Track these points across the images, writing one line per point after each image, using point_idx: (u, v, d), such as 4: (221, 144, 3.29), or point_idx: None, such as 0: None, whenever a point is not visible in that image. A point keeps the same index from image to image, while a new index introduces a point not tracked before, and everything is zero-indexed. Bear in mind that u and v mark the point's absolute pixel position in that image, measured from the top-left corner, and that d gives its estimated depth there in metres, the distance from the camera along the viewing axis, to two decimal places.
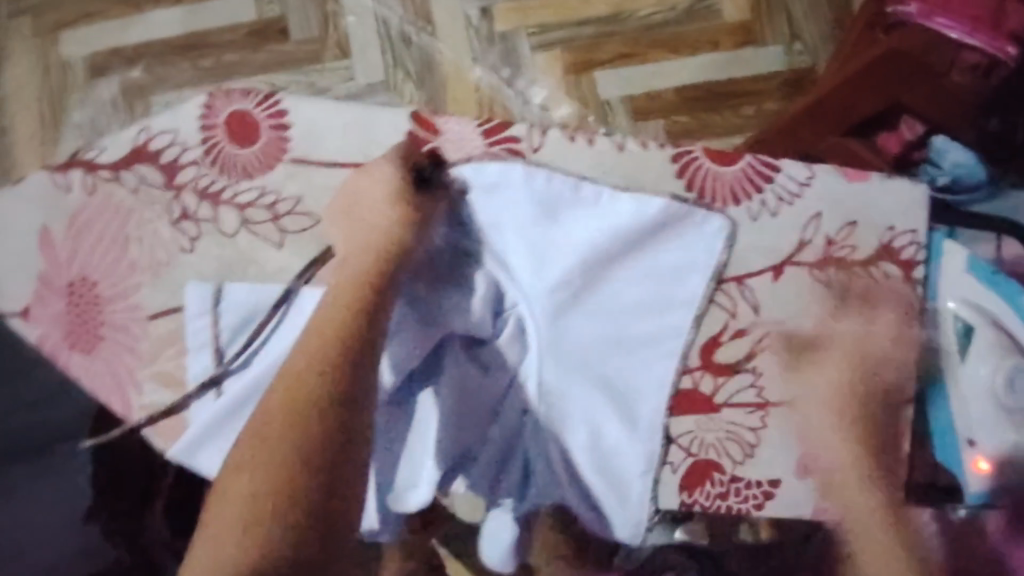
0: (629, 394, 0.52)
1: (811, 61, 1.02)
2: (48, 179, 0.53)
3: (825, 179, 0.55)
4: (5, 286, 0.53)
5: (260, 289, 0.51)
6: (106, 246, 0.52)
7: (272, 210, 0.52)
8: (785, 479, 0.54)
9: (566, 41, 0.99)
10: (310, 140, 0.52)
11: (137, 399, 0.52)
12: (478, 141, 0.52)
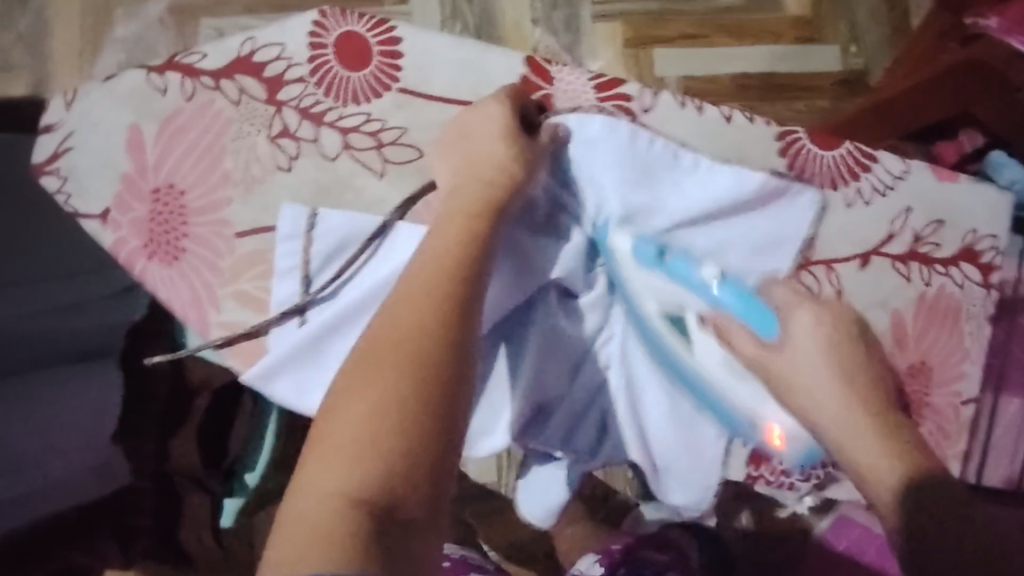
0: (707, 368, 0.52)
1: (867, 65, 1.02)
2: (143, 78, 0.51)
3: (919, 175, 0.55)
4: (88, 184, 0.51)
5: (356, 219, 0.49)
6: (197, 155, 0.50)
7: (376, 138, 0.51)
8: (848, 463, 0.55)
9: (629, 14, 1.02)
10: (421, 72, 0.51)
11: (214, 316, 0.50)
12: (590, 94, 0.52)
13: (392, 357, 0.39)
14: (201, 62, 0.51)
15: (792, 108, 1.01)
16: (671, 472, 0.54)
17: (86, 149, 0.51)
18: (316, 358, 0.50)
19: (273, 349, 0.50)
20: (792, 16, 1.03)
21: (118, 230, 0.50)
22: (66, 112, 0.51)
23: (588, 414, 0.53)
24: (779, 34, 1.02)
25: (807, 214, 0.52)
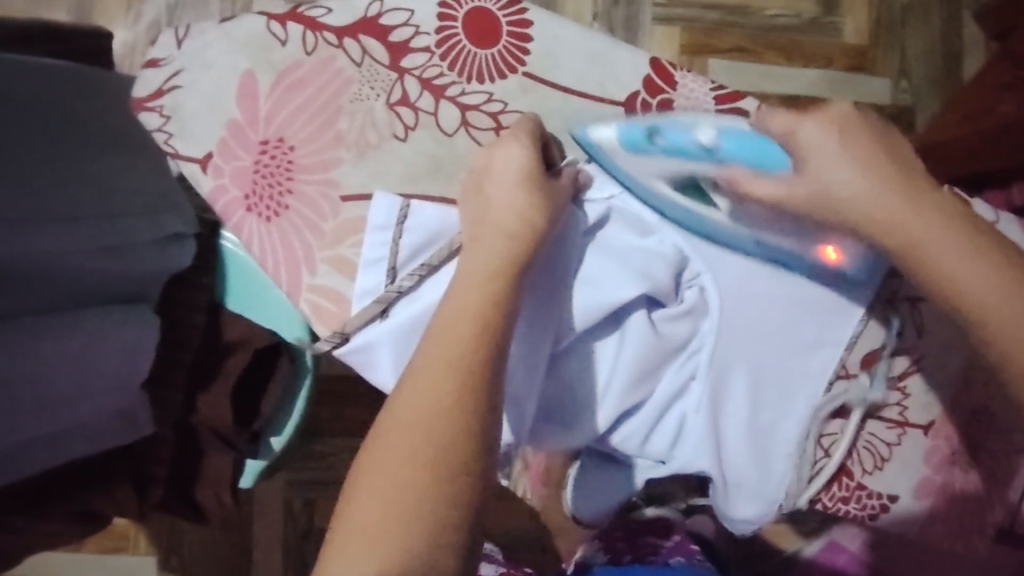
0: (784, 389, 0.51)
1: (913, 102, 1.04)
2: (263, 25, 0.49)
3: (1006, 227, 0.57)
4: (193, 127, 0.49)
5: (451, 214, 0.48)
6: (311, 112, 0.49)
7: (495, 120, 0.50)
8: (903, 497, 0.55)
9: (688, 22, 1.02)
10: (548, 59, 0.50)
11: (307, 279, 0.49)
12: (709, 104, 0.52)
13: (452, 364, 0.40)
14: (326, 17, 0.50)
15: None
16: (743, 491, 0.53)
17: (194, 89, 0.49)
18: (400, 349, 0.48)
19: (355, 336, 0.48)
20: (847, 43, 1.04)
21: (218, 176, 0.49)
22: (177, 49, 0.49)
23: (661, 427, 0.52)
24: (832, 60, 1.03)
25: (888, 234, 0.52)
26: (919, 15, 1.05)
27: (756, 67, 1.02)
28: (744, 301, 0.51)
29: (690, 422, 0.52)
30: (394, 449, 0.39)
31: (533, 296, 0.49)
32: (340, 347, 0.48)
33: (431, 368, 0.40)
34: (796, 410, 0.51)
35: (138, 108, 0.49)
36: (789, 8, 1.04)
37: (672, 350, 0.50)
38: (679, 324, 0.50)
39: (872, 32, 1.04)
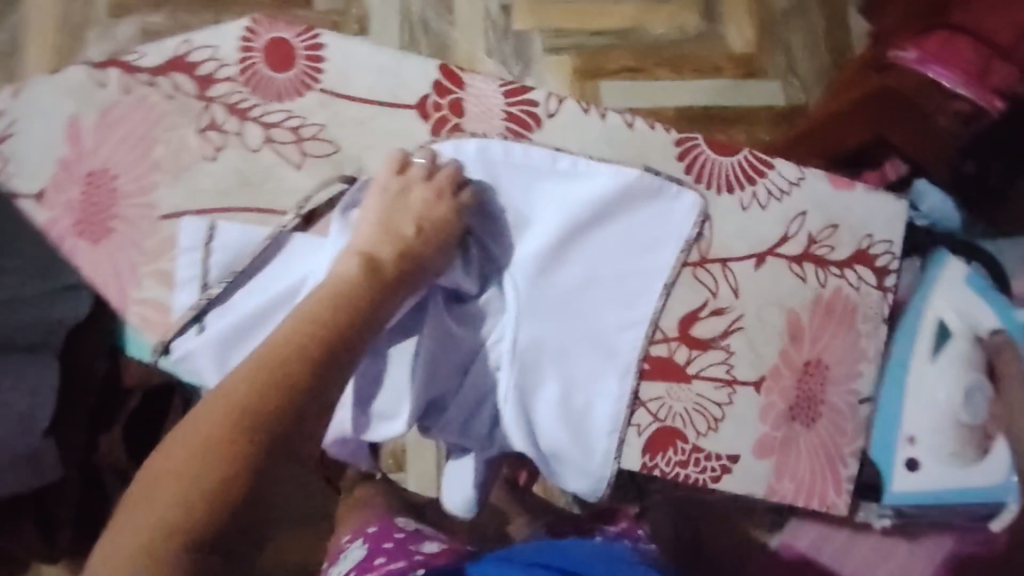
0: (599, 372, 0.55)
1: (806, 98, 1.07)
2: (85, 73, 0.53)
3: (813, 182, 0.59)
4: (26, 167, 0.53)
5: (250, 231, 0.53)
6: (130, 144, 0.53)
7: (296, 133, 0.54)
8: (743, 457, 0.57)
9: (579, 47, 1.06)
10: (342, 75, 0.55)
11: (135, 293, 0.53)
12: (500, 99, 0.56)
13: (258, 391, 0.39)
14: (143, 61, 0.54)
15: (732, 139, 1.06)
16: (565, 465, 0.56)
17: (27, 135, 0.53)
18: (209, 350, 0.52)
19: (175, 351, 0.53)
20: (734, 51, 1.07)
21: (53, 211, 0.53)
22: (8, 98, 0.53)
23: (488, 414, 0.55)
24: (721, 67, 1.06)
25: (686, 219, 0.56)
26: (798, 16, 1.08)
27: (646, 83, 1.06)
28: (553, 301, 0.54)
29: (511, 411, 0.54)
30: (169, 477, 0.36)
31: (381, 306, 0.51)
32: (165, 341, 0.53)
33: (241, 387, 0.39)
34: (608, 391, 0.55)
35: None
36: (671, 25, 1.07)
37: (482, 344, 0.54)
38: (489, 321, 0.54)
39: (758, 34, 1.08)
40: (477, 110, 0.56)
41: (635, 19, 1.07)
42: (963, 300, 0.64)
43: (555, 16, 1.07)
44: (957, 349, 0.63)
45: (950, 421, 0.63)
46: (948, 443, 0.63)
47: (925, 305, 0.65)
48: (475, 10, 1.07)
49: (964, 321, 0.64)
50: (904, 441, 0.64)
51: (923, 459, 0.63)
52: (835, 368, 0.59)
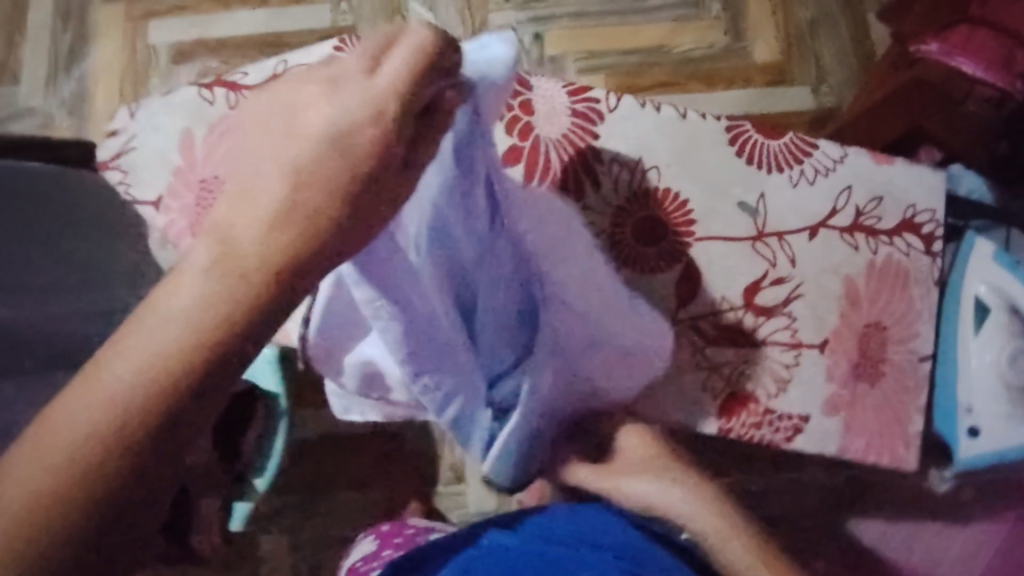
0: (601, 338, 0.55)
1: (837, 101, 1.12)
2: (196, 93, 0.60)
3: (855, 159, 0.63)
4: (145, 177, 0.59)
5: None
6: None
7: None
8: (814, 415, 0.60)
9: (612, 67, 1.12)
10: None
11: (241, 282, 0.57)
12: (564, 98, 0.61)
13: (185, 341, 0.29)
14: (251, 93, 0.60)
15: None
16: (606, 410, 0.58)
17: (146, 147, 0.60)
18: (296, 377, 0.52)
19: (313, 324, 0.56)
20: (762, 61, 1.13)
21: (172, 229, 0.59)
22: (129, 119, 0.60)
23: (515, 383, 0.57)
24: (750, 79, 1.12)
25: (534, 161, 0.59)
26: (827, 26, 1.14)
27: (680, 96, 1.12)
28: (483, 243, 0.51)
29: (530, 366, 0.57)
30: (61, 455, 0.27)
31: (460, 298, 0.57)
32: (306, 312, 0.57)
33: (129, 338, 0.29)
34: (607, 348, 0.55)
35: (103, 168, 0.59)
36: (700, 42, 1.13)
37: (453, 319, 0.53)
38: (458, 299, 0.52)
39: (785, 45, 1.13)
40: (545, 108, 0.60)
41: (664, 38, 1.13)
42: (997, 278, 0.68)
43: (589, 38, 1.13)
44: (998, 320, 0.67)
45: (999, 387, 0.68)
46: (1002, 404, 0.67)
47: (966, 281, 0.68)
48: (512, 38, 1.14)
49: (1000, 295, 0.67)
50: (965, 410, 0.68)
51: (983, 422, 0.67)
52: (893, 328, 0.62)
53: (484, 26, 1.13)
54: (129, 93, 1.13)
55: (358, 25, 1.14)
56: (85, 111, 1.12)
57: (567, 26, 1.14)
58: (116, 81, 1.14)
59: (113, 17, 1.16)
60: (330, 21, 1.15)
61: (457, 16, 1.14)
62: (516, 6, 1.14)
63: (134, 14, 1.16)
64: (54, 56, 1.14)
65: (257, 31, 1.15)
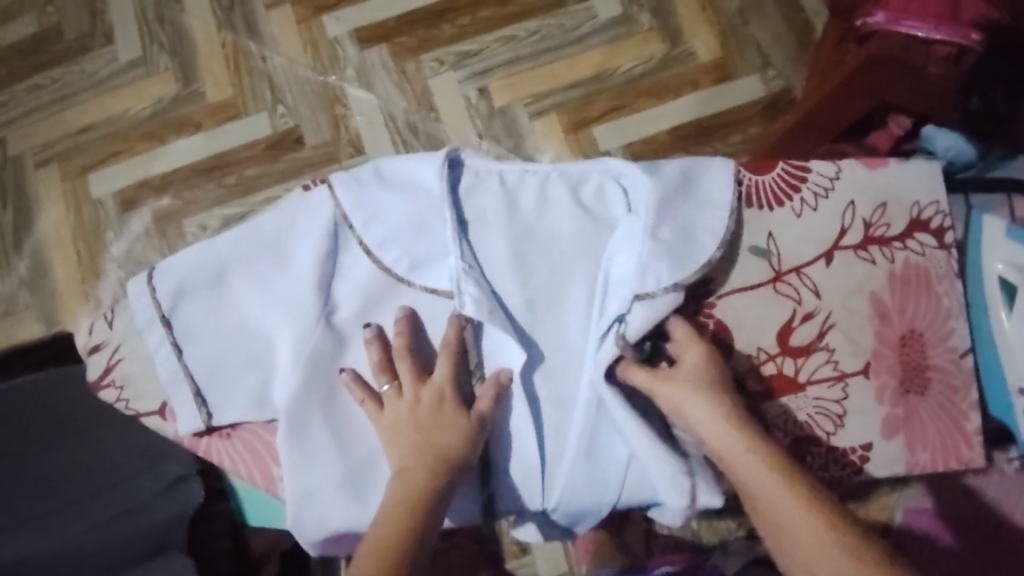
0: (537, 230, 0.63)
1: (785, 84, 1.10)
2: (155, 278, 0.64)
3: (851, 171, 0.63)
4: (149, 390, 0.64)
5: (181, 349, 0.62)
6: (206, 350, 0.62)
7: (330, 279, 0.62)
8: (875, 443, 0.60)
9: (560, 106, 1.11)
10: (358, 202, 0.62)
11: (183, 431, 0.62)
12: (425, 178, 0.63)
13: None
14: (205, 250, 0.63)
15: (732, 142, 1.09)
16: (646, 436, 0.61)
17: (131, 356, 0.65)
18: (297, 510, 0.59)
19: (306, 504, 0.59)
20: (705, 62, 1.11)
21: (206, 413, 0.62)
22: (110, 330, 0.66)
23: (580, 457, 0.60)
24: (698, 81, 1.11)
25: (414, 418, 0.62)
26: (757, 10, 1.13)
27: (637, 116, 1.10)
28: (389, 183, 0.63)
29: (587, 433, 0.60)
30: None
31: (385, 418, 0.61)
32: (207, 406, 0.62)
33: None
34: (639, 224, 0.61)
35: (96, 389, 0.65)
36: (639, 54, 1.12)
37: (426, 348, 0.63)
38: (427, 271, 0.63)
39: (723, 39, 1.12)
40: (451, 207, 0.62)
41: (602, 64, 1.12)
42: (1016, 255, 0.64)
43: (529, 82, 1.12)
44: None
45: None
46: None
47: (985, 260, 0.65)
48: (455, 99, 1.12)
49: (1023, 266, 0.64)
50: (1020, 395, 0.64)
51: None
52: (928, 334, 0.61)
53: (424, 96, 1.12)
54: (85, 254, 1.10)
55: (299, 126, 1.12)
56: (45, 285, 1.09)
57: (505, 75, 1.12)
58: (69, 247, 1.10)
59: (50, 178, 1.12)
60: (270, 127, 1.12)
61: (397, 91, 1.12)
62: (452, 66, 1.13)
63: (71, 170, 1.12)
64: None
65: (199, 157, 1.12)
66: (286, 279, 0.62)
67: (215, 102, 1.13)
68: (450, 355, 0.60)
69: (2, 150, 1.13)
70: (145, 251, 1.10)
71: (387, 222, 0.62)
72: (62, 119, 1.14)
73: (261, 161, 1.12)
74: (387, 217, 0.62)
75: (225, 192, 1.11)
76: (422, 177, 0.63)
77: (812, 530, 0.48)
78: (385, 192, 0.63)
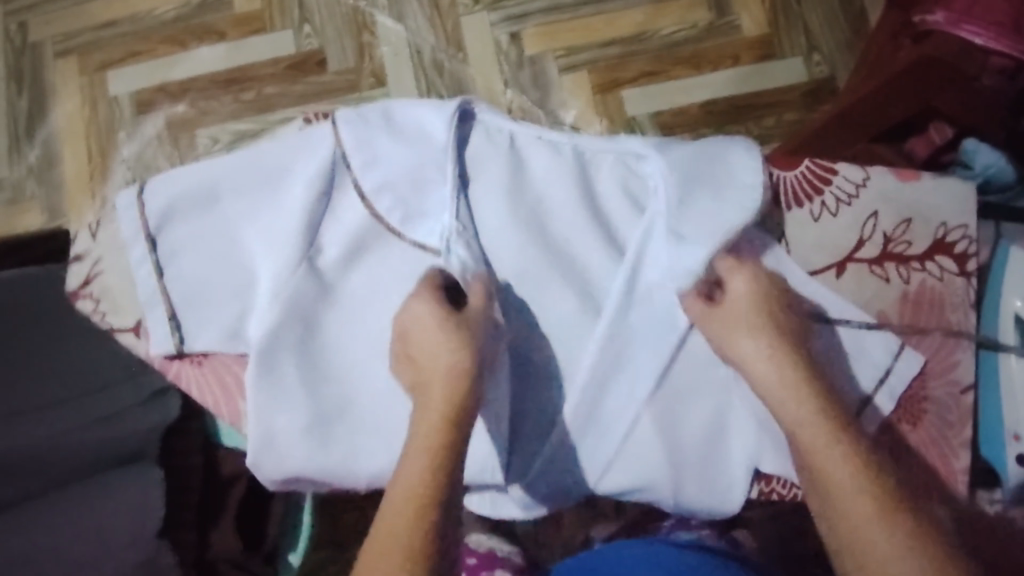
0: (540, 200, 0.61)
1: (829, 72, 1.05)
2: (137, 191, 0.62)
3: (880, 181, 0.61)
4: (123, 305, 0.62)
5: (161, 275, 0.62)
6: (191, 273, 0.61)
7: (320, 222, 0.60)
8: None
9: (593, 63, 1.07)
10: (361, 146, 0.60)
11: (154, 350, 0.61)
12: (435, 129, 0.60)
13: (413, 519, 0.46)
14: (199, 171, 0.61)
15: (763, 126, 1.05)
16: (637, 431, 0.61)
17: (111, 269, 0.63)
18: (255, 448, 0.59)
19: (262, 444, 0.58)
20: (749, 37, 1.06)
21: (180, 336, 0.61)
22: (93, 241, 0.64)
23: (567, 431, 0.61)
24: (739, 57, 1.06)
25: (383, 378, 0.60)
26: None
27: (670, 84, 1.06)
28: (394, 128, 0.60)
29: (583, 409, 0.60)
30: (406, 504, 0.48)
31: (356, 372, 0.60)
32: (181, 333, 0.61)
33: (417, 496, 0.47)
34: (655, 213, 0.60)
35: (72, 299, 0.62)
36: (681, 19, 1.07)
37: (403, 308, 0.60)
38: (418, 226, 0.60)
39: (771, 17, 1.07)
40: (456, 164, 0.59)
41: (642, 25, 1.07)
42: None
43: (565, 36, 1.07)
44: None
45: None
46: None
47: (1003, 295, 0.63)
48: (486, 42, 1.08)
49: None
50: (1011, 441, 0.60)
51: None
52: (932, 363, 0.60)
53: (455, 34, 1.08)
54: (95, 152, 1.08)
55: (324, 49, 1.09)
56: (52, 177, 1.07)
57: (541, 24, 1.08)
58: (80, 142, 1.08)
59: (68, 70, 1.10)
60: (294, 46, 1.09)
61: (427, 26, 1.08)
62: (487, 6, 1.08)
63: (90, 65, 1.09)
64: (13, 119, 1.09)
65: (219, 69, 1.09)
66: (272, 215, 0.60)
67: (241, 13, 1.10)
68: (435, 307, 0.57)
69: (22, 35, 1.10)
70: (156, 156, 1.08)
71: (387, 168, 0.60)
72: (85, 11, 1.11)
73: (281, 81, 1.09)
74: (388, 163, 0.60)
75: (242, 107, 1.08)
76: (428, 126, 0.60)
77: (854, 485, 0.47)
78: (387, 137, 0.60)
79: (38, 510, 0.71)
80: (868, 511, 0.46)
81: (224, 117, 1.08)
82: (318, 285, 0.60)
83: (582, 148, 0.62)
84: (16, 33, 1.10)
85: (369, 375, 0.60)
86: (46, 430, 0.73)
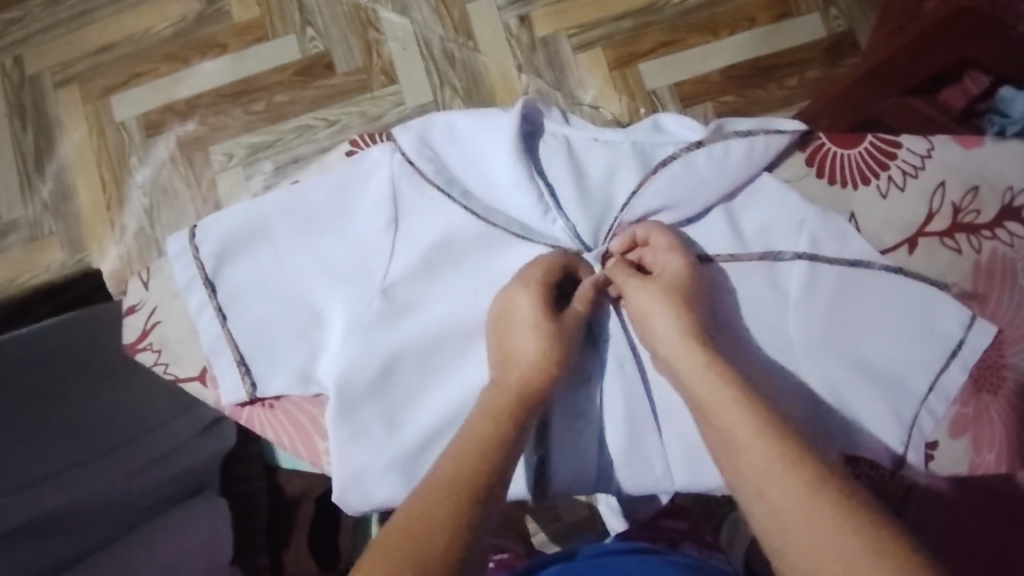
0: (608, 198, 0.61)
1: (848, 25, 1.03)
2: (188, 234, 0.62)
3: (944, 150, 0.61)
4: (183, 353, 0.62)
5: (223, 320, 0.61)
6: (251, 314, 0.61)
7: (381, 244, 0.60)
8: (942, 441, 0.58)
9: (607, 38, 1.04)
10: (432, 162, 0.61)
11: (224, 397, 0.60)
12: (493, 140, 0.61)
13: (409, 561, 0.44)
14: (252, 207, 0.62)
15: (786, 86, 1.02)
16: None
17: (166, 319, 0.63)
18: (338, 483, 0.58)
19: (344, 477, 0.58)
20: None
21: (250, 383, 0.60)
22: (145, 290, 0.64)
23: (635, 431, 0.59)
24: (756, 19, 1.04)
25: (457, 396, 0.59)
26: None
27: (687, 53, 1.04)
28: (456, 143, 0.62)
29: (656, 405, 0.59)
30: (390, 552, 0.44)
31: (431, 392, 0.59)
32: (251, 380, 0.60)
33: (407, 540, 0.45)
34: (715, 191, 0.60)
35: (133, 352, 0.63)
36: None
37: (468, 324, 0.60)
38: (493, 243, 0.61)
39: None
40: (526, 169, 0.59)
41: None
42: None
43: (575, 13, 1.05)
44: None
45: None
46: None
47: None
48: (495, 28, 1.05)
49: None
50: None
51: None
52: (1005, 331, 0.59)
53: (463, 22, 1.05)
54: (110, 180, 1.06)
55: (330, 51, 1.06)
56: (69, 210, 1.05)
57: (550, 3, 1.05)
58: (93, 172, 1.06)
59: (71, 99, 1.07)
60: (299, 50, 1.06)
61: (432, 17, 1.05)
62: None
63: (93, 92, 1.07)
64: (21, 156, 1.06)
65: (225, 82, 1.06)
66: (330, 244, 0.61)
67: (240, 23, 1.07)
68: (512, 322, 0.57)
69: (19, 69, 1.07)
70: (172, 178, 1.06)
71: (454, 182, 0.61)
72: (81, 37, 1.08)
73: (290, 87, 1.06)
74: (458, 177, 0.61)
75: (253, 119, 1.06)
76: (485, 137, 0.61)
77: (797, 494, 0.45)
78: (450, 149, 0.61)
79: (111, 555, 0.67)
80: (813, 511, 0.44)
81: (236, 132, 1.06)
82: (384, 308, 0.59)
83: (639, 139, 0.62)
84: (11, 68, 1.07)
85: (442, 395, 0.59)
86: (128, 469, 0.72)
